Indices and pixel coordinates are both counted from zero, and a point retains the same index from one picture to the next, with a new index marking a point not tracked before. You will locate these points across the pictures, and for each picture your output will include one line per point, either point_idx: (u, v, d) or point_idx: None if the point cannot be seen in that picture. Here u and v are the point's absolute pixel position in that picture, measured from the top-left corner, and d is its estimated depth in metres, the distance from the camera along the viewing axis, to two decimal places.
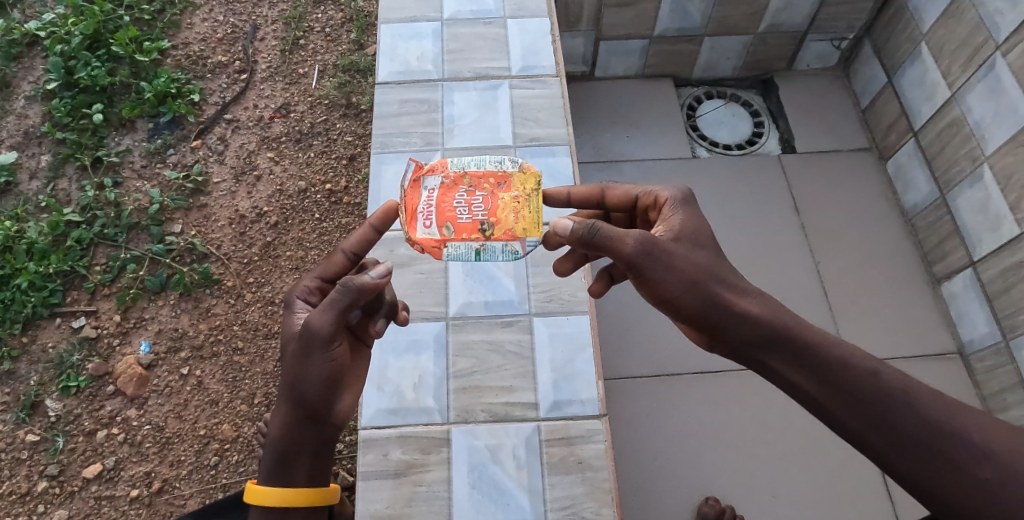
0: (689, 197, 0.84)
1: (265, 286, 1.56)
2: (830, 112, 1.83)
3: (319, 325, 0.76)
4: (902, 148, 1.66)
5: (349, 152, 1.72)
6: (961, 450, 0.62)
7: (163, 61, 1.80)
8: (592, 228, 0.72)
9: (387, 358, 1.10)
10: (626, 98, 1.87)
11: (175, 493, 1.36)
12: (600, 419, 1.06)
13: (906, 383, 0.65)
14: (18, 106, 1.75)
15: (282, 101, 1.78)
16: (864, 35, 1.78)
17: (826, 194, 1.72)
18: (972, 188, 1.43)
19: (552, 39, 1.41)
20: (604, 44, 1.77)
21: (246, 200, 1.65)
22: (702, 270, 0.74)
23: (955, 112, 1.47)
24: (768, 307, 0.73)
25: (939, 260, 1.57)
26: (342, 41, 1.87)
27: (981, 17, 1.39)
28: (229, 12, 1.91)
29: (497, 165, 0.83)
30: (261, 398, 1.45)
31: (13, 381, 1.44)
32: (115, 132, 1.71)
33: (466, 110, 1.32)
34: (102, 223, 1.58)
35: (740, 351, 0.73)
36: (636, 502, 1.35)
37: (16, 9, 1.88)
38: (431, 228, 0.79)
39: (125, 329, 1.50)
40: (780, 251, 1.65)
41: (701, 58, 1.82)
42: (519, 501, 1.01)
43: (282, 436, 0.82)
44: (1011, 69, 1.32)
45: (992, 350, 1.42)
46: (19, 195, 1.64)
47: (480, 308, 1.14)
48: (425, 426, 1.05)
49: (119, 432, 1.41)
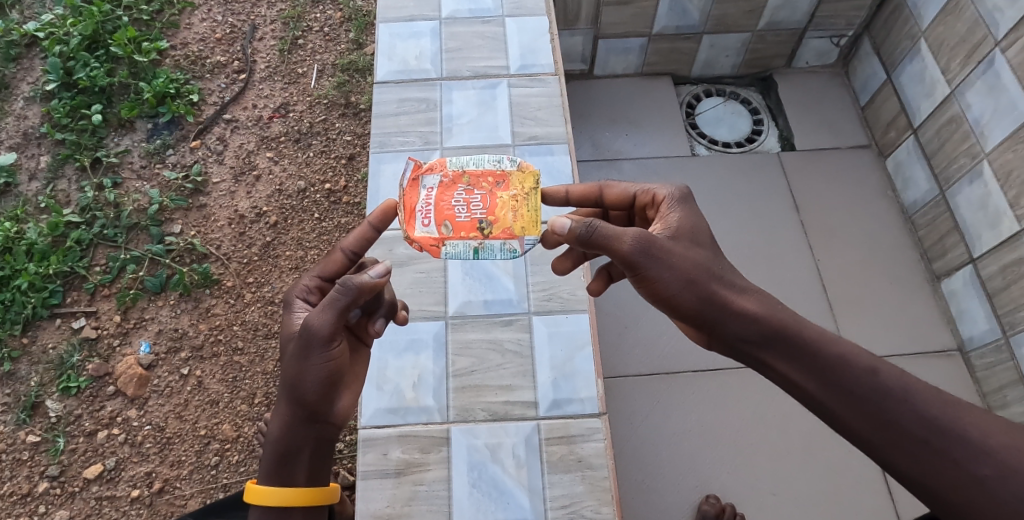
0: (687, 195, 0.84)
1: (265, 286, 1.56)
2: (829, 109, 1.83)
3: (318, 325, 0.76)
4: (902, 145, 1.66)
5: (348, 152, 1.72)
6: (960, 447, 0.62)
7: (162, 61, 1.80)
8: (590, 227, 0.72)
9: (386, 358, 1.10)
10: (626, 96, 1.87)
11: (176, 493, 1.37)
12: (600, 417, 1.06)
13: (905, 381, 0.65)
14: (18, 107, 1.75)
15: (281, 101, 1.78)
16: (864, 32, 1.77)
17: (826, 191, 1.72)
18: (972, 185, 1.43)
19: (551, 37, 1.41)
20: (603, 42, 1.76)
21: (246, 199, 1.65)
22: (700, 268, 0.74)
23: (955, 108, 1.46)
24: (766, 304, 0.73)
25: (939, 258, 1.57)
26: (341, 40, 1.87)
27: (980, 13, 1.38)
28: (229, 12, 1.91)
29: (496, 164, 0.83)
30: (261, 398, 1.45)
31: (13, 382, 1.45)
32: (114, 133, 1.71)
33: (465, 109, 1.32)
34: (101, 223, 1.58)
35: (738, 349, 0.73)
36: (637, 500, 1.35)
37: (15, 10, 1.88)
38: (429, 227, 0.79)
39: (125, 329, 1.50)
40: (780, 249, 1.64)
41: (701, 56, 1.82)
42: (519, 499, 1.01)
43: (282, 436, 0.82)
44: (1010, 65, 1.32)
45: (991, 348, 1.42)
46: (19, 196, 1.64)
47: (479, 307, 1.14)
48: (425, 425, 1.05)
49: (119, 433, 1.41)
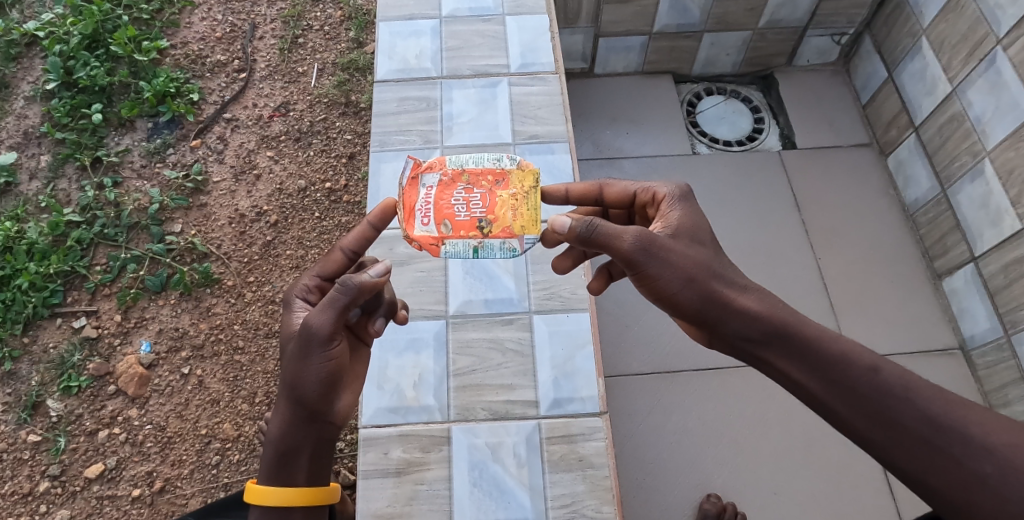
0: (687, 193, 0.84)
1: (265, 285, 1.56)
2: (830, 108, 1.83)
3: (318, 324, 0.76)
4: (903, 143, 1.66)
5: (349, 151, 1.72)
6: (961, 445, 0.61)
7: (162, 61, 1.80)
8: (590, 225, 0.71)
9: (387, 357, 1.10)
10: (626, 95, 1.87)
11: (177, 492, 1.37)
12: (600, 416, 1.06)
13: (906, 379, 0.65)
14: (17, 106, 1.75)
15: (281, 100, 1.78)
16: (864, 30, 1.77)
17: (827, 190, 1.72)
18: (972, 183, 1.43)
19: (551, 35, 1.41)
20: (603, 41, 1.76)
21: (246, 199, 1.65)
22: (700, 266, 0.74)
23: (956, 107, 1.46)
24: (767, 303, 0.73)
25: (940, 256, 1.57)
26: (342, 39, 1.86)
27: (982, 12, 1.38)
28: (228, 11, 1.90)
29: (496, 162, 0.83)
30: (261, 398, 1.45)
31: (14, 382, 1.45)
32: (114, 132, 1.71)
33: (465, 108, 1.32)
34: (102, 223, 1.58)
35: (738, 347, 0.73)
36: (638, 499, 1.35)
37: (15, 9, 1.88)
38: (429, 226, 0.79)
39: (125, 329, 1.50)
40: (780, 247, 1.64)
41: (701, 55, 1.82)
42: (520, 499, 1.01)
43: (282, 435, 0.81)
44: (1011, 63, 1.32)
45: (993, 346, 1.42)
46: (19, 196, 1.64)
47: (480, 306, 1.14)
48: (425, 424, 1.05)
49: (120, 432, 1.41)
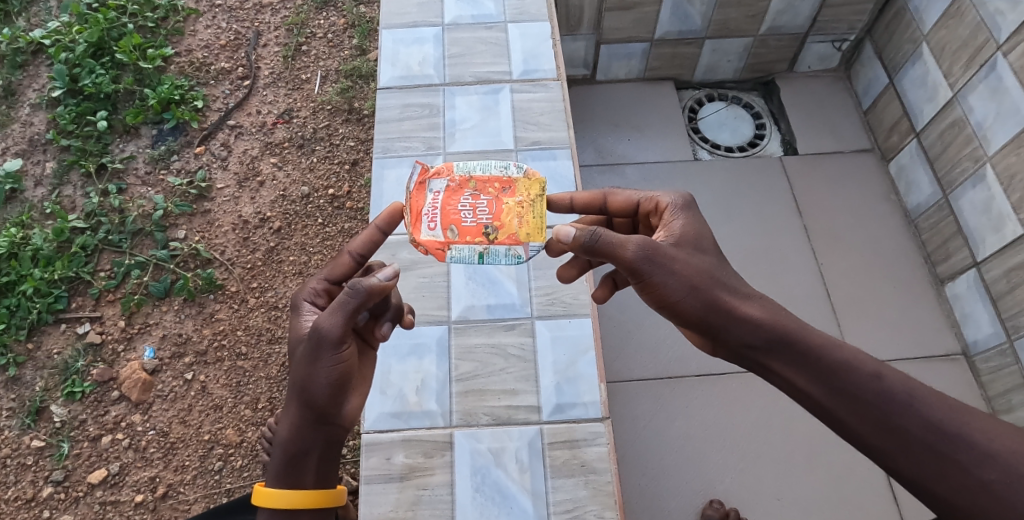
0: (690, 202, 0.84)
1: (269, 291, 1.57)
2: (832, 113, 1.83)
3: (328, 327, 0.76)
4: (904, 148, 1.66)
5: (352, 157, 1.73)
6: (965, 452, 0.61)
7: (167, 68, 1.81)
8: (594, 235, 0.72)
9: (389, 362, 1.10)
10: (627, 101, 1.87)
11: (180, 498, 1.37)
12: (602, 422, 1.06)
13: (910, 386, 0.65)
14: (23, 113, 1.76)
15: (284, 107, 1.79)
16: (865, 36, 1.78)
17: (828, 195, 1.72)
18: (974, 188, 1.43)
19: (553, 42, 1.42)
20: (604, 47, 1.77)
21: (249, 205, 1.66)
22: (703, 274, 0.74)
23: (956, 112, 1.47)
24: (770, 310, 0.73)
25: (942, 261, 1.57)
26: (345, 47, 1.88)
27: (981, 18, 1.39)
28: (233, 18, 1.92)
29: (502, 170, 0.83)
30: (264, 403, 1.45)
31: (18, 387, 1.45)
32: (119, 139, 1.72)
33: (468, 114, 1.33)
34: (107, 229, 1.59)
35: (741, 354, 0.73)
36: (641, 505, 1.35)
37: (22, 18, 1.91)
38: (435, 231, 0.79)
39: (130, 334, 1.50)
40: (783, 251, 1.65)
41: (702, 61, 1.83)
42: (522, 503, 1.01)
43: (291, 437, 0.82)
44: (1013, 68, 1.32)
45: (997, 351, 1.41)
46: (24, 202, 1.65)
47: (482, 311, 1.14)
48: (428, 429, 1.05)
49: (124, 437, 1.41)
